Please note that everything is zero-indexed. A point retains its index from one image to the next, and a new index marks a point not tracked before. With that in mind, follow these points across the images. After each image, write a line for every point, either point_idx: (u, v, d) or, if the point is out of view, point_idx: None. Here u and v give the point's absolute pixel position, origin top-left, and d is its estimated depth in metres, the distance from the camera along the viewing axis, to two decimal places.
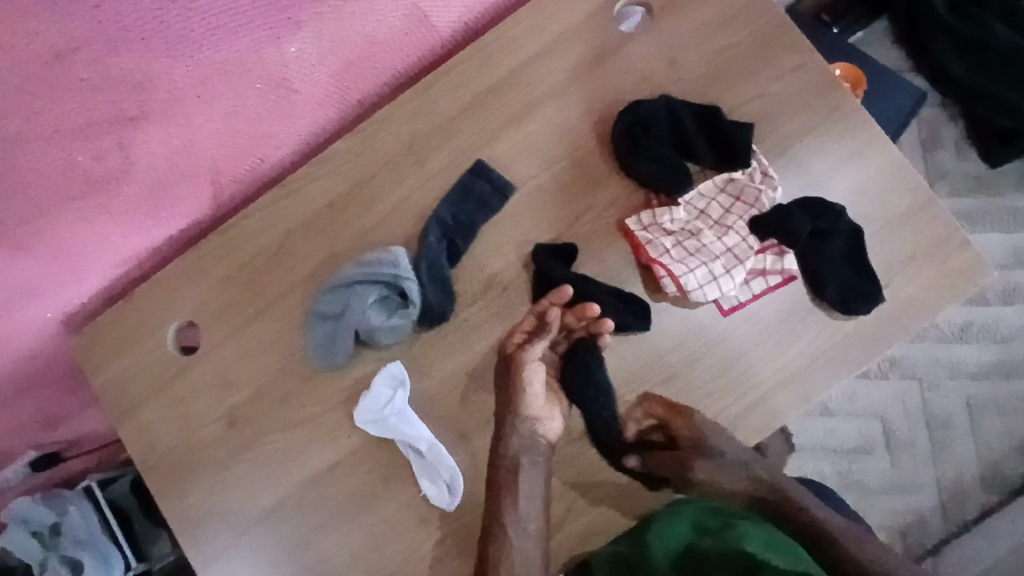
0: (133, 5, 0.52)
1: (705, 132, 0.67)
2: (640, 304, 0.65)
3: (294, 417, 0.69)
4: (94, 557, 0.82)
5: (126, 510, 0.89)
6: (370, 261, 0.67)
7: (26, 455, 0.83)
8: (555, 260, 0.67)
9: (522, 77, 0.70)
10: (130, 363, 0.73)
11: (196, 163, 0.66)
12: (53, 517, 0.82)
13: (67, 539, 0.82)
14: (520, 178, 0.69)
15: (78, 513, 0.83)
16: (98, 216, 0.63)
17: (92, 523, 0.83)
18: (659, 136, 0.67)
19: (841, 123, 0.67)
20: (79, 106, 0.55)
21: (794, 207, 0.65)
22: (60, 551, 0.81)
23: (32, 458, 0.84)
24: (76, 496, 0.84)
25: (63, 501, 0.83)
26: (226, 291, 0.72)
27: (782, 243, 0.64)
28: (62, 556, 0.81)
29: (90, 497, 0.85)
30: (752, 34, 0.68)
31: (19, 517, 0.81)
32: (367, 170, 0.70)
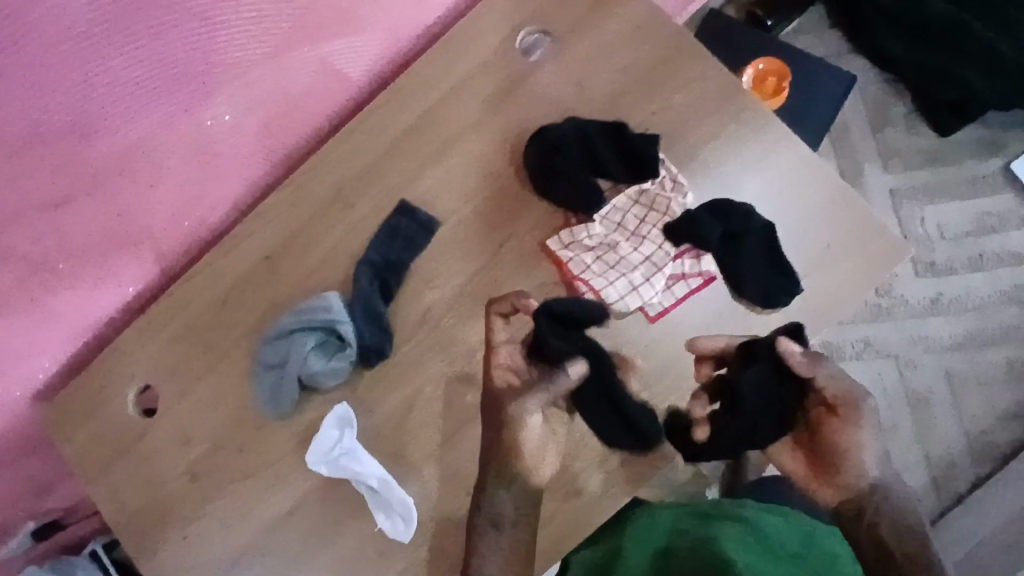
0: (45, 93, 0.56)
1: (614, 148, 0.69)
2: (653, 442, 0.65)
3: (252, 466, 0.72)
4: None
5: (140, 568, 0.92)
6: (305, 308, 0.70)
7: (27, 525, 0.88)
8: (562, 324, 0.62)
9: (437, 115, 0.72)
10: (93, 430, 0.75)
11: (133, 232, 0.70)
12: None
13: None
14: (444, 212, 0.71)
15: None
16: (48, 292, 0.68)
17: None
18: (569, 157, 0.69)
19: (746, 124, 0.69)
20: (9, 197, 0.59)
21: (703, 211, 0.66)
22: None
23: (32, 527, 0.88)
24: (82, 560, 0.87)
25: (70, 564, 0.86)
26: (176, 351, 0.74)
27: (696, 247, 0.66)
28: None
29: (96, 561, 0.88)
30: (650, 49, 0.71)
31: None
32: (299, 220, 0.73)
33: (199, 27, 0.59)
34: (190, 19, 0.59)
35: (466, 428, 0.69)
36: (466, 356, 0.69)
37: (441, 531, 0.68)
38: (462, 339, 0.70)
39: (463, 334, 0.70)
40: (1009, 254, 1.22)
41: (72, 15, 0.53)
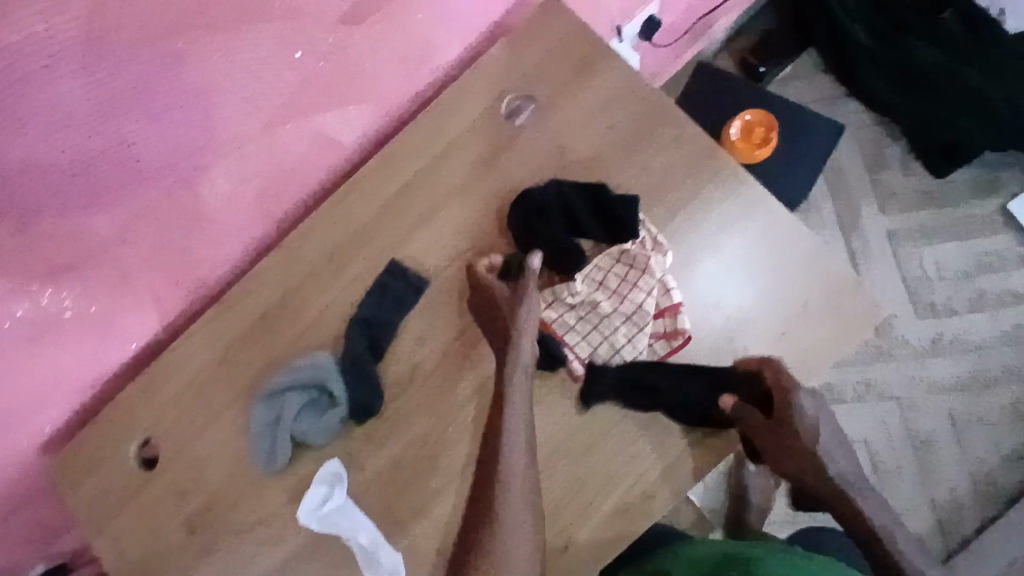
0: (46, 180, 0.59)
1: (594, 209, 0.71)
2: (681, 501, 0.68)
3: (248, 521, 0.73)
4: None
5: None
6: (297, 369, 0.73)
7: (37, 566, 0.89)
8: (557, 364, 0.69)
9: (426, 178, 0.75)
10: (99, 482, 0.78)
11: (134, 294, 0.73)
12: None
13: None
14: (433, 271, 0.74)
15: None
16: (52, 352, 0.71)
17: None
18: (552, 223, 0.71)
19: (724, 184, 0.71)
20: (11, 272, 0.62)
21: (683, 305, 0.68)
22: None
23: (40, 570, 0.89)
24: None
25: None
26: (178, 405, 0.77)
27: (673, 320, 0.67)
28: None
29: None
30: (631, 113, 0.73)
31: None
32: (295, 279, 0.76)
33: (195, 109, 0.63)
34: (187, 98, 0.62)
35: (453, 483, 0.70)
36: (453, 413, 0.71)
37: None
38: (449, 396, 0.72)
39: (451, 391, 0.72)
40: (1007, 295, 1.22)
41: (72, 107, 0.56)
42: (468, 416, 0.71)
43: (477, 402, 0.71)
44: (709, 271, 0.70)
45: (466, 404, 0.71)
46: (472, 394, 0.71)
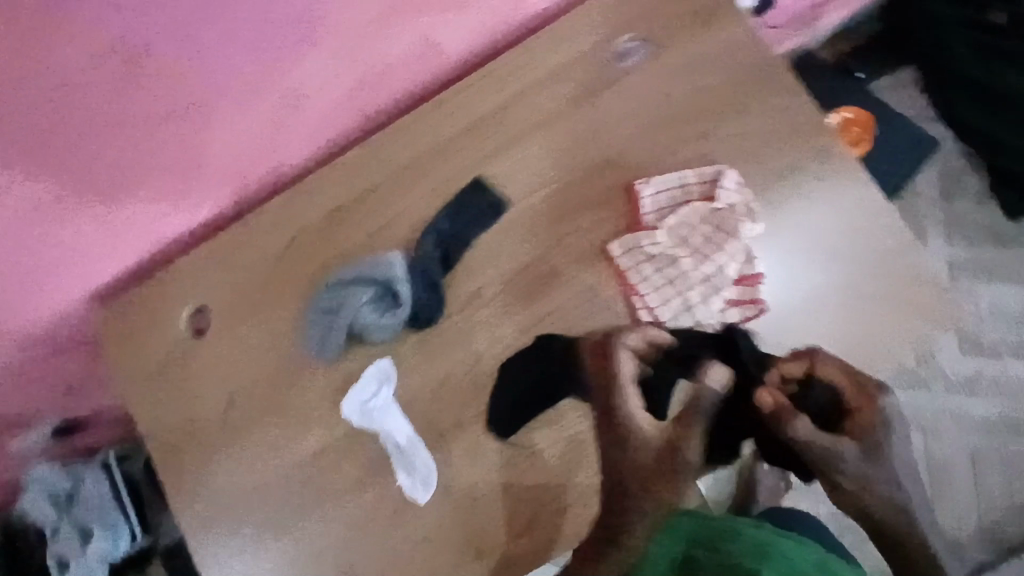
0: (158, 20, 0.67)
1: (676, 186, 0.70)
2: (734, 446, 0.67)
3: (290, 405, 0.74)
4: (101, 527, 0.99)
5: (138, 486, 1.04)
6: (369, 263, 0.72)
7: (48, 424, 0.98)
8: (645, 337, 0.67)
9: (526, 102, 0.74)
10: (144, 341, 0.78)
11: (221, 160, 0.75)
12: (68, 485, 0.98)
13: (79, 506, 0.99)
14: (516, 196, 0.72)
15: (94, 484, 0.99)
16: (129, 200, 0.74)
17: (104, 494, 1.00)
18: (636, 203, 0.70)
19: (827, 164, 0.70)
20: (128, 111, 0.69)
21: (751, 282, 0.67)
22: (70, 518, 0.98)
23: (51, 428, 0.98)
24: (95, 471, 1.00)
25: (82, 470, 1.00)
26: (238, 280, 0.77)
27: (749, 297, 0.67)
28: (71, 521, 0.98)
29: (107, 472, 1.01)
30: (742, 76, 0.72)
31: (39, 481, 0.98)
32: (373, 179, 0.75)
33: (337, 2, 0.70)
34: None
35: (500, 407, 0.69)
36: (510, 340, 0.71)
37: (456, 500, 0.69)
38: (510, 322, 0.71)
39: (512, 317, 0.71)
40: None
41: None
42: (524, 345, 0.70)
43: (536, 332, 0.70)
44: (794, 245, 0.68)
45: (524, 332, 0.70)
46: (531, 325, 0.70)
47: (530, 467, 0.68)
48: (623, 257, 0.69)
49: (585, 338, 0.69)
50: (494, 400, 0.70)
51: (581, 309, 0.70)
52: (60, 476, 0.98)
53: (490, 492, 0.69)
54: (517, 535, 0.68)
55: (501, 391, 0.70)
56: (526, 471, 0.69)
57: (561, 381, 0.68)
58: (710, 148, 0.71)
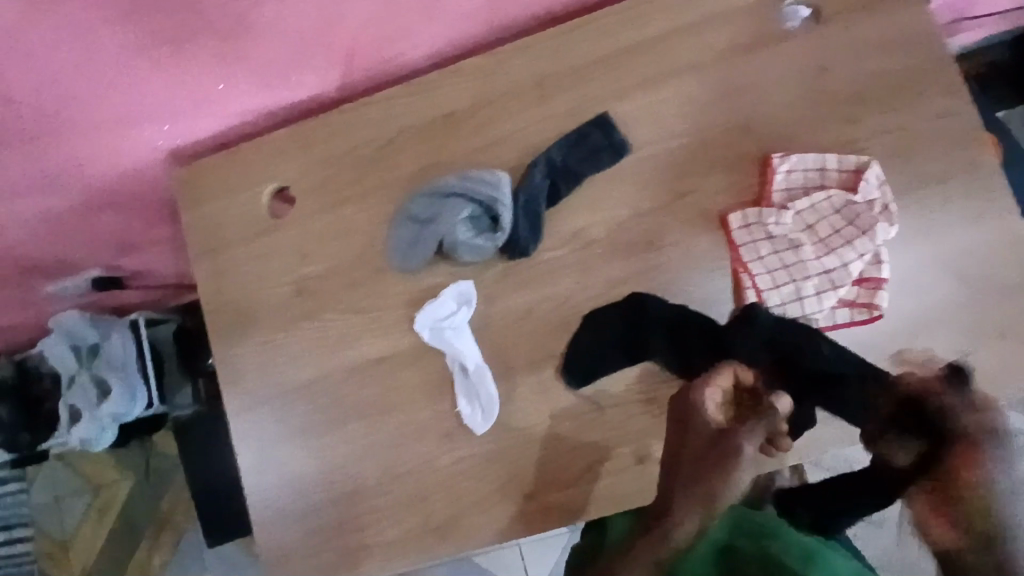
0: None
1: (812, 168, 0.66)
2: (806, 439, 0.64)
3: (358, 305, 0.71)
4: (120, 384, 0.95)
5: (163, 354, 1.03)
6: (474, 176, 0.68)
7: (92, 271, 0.97)
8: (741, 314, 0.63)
9: (671, 46, 0.69)
10: (220, 207, 0.76)
11: (339, 33, 0.68)
12: (95, 338, 0.97)
13: (103, 360, 0.96)
14: (638, 143, 0.69)
15: (120, 340, 0.97)
16: (233, 56, 0.67)
17: (129, 352, 0.97)
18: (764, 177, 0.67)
19: (979, 180, 0.65)
20: None
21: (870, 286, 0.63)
22: (91, 369, 0.96)
23: (94, 275, 0.97)
24: (122, 326, 0.98)
25: (109, 326, 0.98)
26: (329, 166, 0.74)
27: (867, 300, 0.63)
28: (92, 373, 0.96)
29: (134, 331, 0.99)
30: (914, 65, 0.66)
31: (67, 330, 0.96)
32: (492, 91, 0.71)
33: None
34: None
35: (576, 355, 0.66)
36: (600, 289, 0.68)
37: (510, 436, 0.67)
38: (604, 270, 0.68)
39: (606, 266, 0.68)
40: None
41: None
42: (614, 297, 0.67)
43: (629, 287, 0.67)
44: (921, 257, 0.64)
45: (617, 284, 0.67)
46: (626, 278, 0.67)
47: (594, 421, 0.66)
48: (739, 230, 0.66)
49: (684, 305, 0.66)
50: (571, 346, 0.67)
51: (681, 273, 0.67)
52: (89, 328, 0.96)
53: (547, 436, 0.67)
54: (565, 484, 0.66)
55: (581, 339, 0.67)
56: (588, 424, 0.66)
57: (650, 343, 0.65)
58: (856, 135, 0.66)
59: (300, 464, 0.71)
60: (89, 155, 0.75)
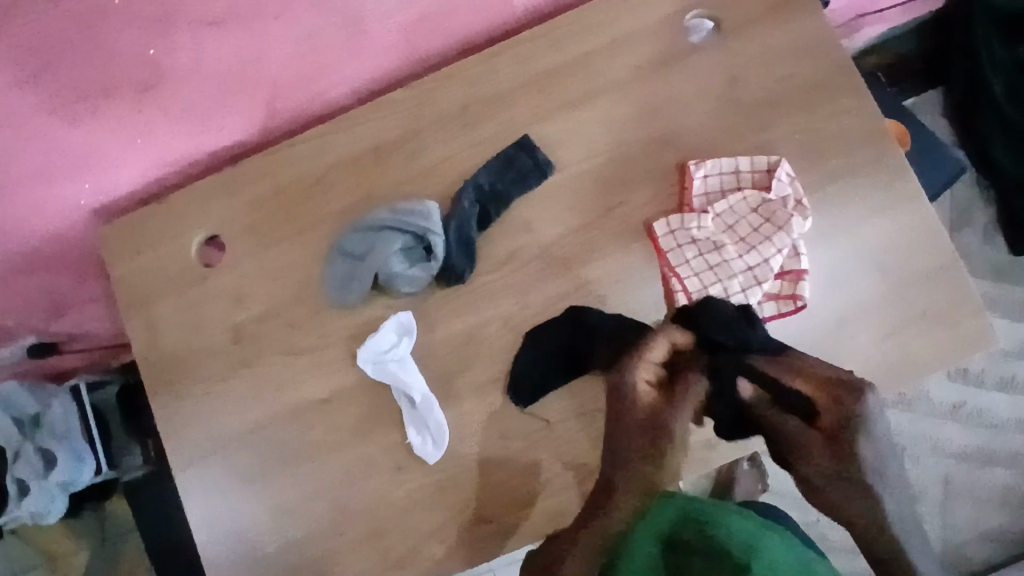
0: None
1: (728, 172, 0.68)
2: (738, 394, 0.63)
3: (300, 345, 0.71)
4: (65, 453, 0.92)
5: (108, 418, 0.99)
6: (404, 208, 0.69)
7: (26, 339, 0.93)
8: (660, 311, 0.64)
9: (586, 66, 0.72)
10: (150, 260, 0.75)
11: (258, 78, 0.69)
12: (35, 407, 0.93)
13: (45, 431, 0.92)
14: (562, 161, 0.71)
15: (61, 409, 0.93)
16: (154, 109, 0.68)
17: (71, 419, 0.93)
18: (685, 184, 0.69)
19: (883, 170, 0.68)
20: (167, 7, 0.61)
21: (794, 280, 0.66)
22: (34, 441, 0.93)
23: (28, 343, 0.94)
24: (62, 392, 0.94)
25: (50, 394, 0.94)
26: (258, 210, 0.73)
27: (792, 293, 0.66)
28: (36, 445, 0.93)
29: (75, 397, 0.95)
30: (813, 68, 0.70)
31: (5, 401, 0.92)
32: (416, 123, 0.72)
33: None
34: None
35: (521, 376, 0.67)
36: (539, 307, 0.69)
37: (463, 461, 0.67)
38: (541, 288, 0.69)
39: (543, 284, 0.69)
40: None
41: None
42: (552, 313, 0.69)
43: (567, 302, 0.69)
44: (838, 248, 0.68)
45: (554, 301, 0.69)
46: (563, 294, 0.69)
47: (545, 437, 0.67)
48: (665, 237, 0.68)
49: (620, 314, 0.67)
50: (514, 366, 0.68)
51: (614, 284, 0.68)
52: (30, 398, 0.93)
53: (500, 458, 0.67)
54: (522, 504, 0.66)
55: (524, 359, 0.67)
56: (539, 440, 0.67)
57: (591, 354, 0.65)
58: (766, 137, 0.69)
59: (250, 513, 0.70)
60: (12, 220, 0.74)
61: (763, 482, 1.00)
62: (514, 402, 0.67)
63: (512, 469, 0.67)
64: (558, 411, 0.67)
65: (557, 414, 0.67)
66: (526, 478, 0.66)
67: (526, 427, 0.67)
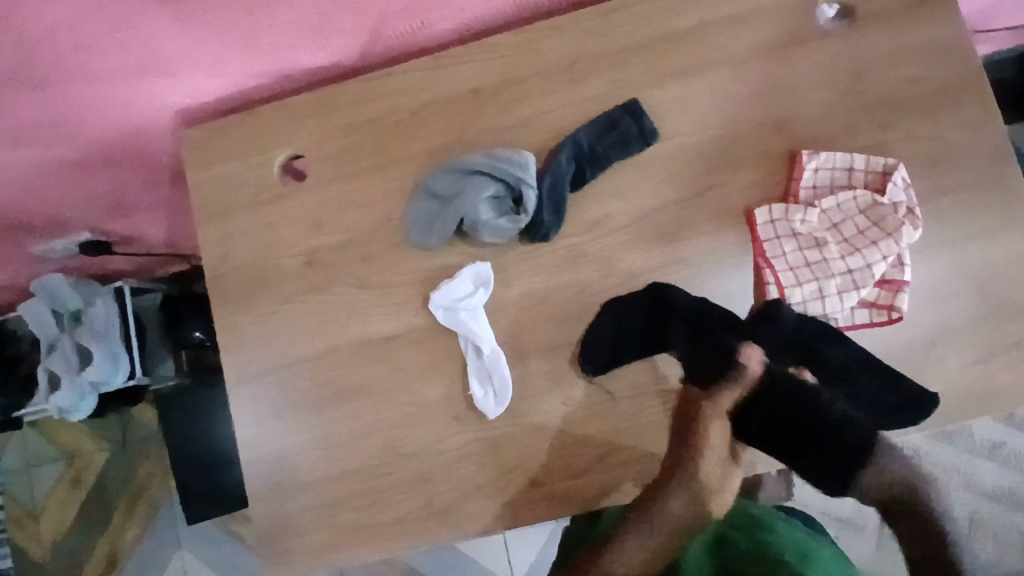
0: None
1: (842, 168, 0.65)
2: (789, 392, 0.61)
3: (372, 280, 0.70)
4: (101, 352, 0.92)
5: (145, 323, 1.04)
6: (500, 156, 0.67)
7: (82, 234, 0.94)
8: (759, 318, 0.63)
9: (708, 36, 0.68)
10: (230, 171, 0.73)
11: (370, 3, 0.66)
12: (77, 303, 0.94)
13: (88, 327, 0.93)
14: (667, 132, 0.68)
15: (103, 308, 0.95)
16: (262, 17, 0.65)
17: (112, 321, 0.95)
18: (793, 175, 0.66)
19: (1006, 192, 0.65)
20: None
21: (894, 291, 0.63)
22: (73, 336, 0.93)
23: (84, 239, 0.94)
24: (105, 293, 0.96)
25: (92, 292, 0.95)
26: (346, 135, 0.71)
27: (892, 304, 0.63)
28: (75, 342, 0.93)
29: (118, 299, 0.97)
30: (947, 74, 0.66)
31: (47, 292, 0.93)
32: (523, 71, 0.70)
33: None
34: None
35: (592, 345, 0.65)
36: (620, 279, 0.67)
37: (522, 421, 0.66)
38: (624, 260, 0.67)
39: (628, 257, 0.67)
40: None
41: None
42: (633, 287, 0.67)
43: (650, 278, 0.66)
44: (945, 263, 0.65)
45: (637, 274, 0.67)
46: (648, 270, 0.67)
47: (608, 411, 0.65)
48: (764, 227, 0.65)
49: (705, 297, 0.65)
50: (585, 333, 0.66)
51: (703, 266, 0.66)
52: (73, 292, 0.93)
53: (559, 424, 0.66)
54: (575, 472, 0.65)
55: (598, 330, 0.66)
56: (602, 413, 0.65)
57: (673, 333, 0.64)
58: (886, 139, 0.66)
59: (299, 440, 0.69)
60: (97, 109, 0.72)
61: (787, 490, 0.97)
62: (583, 370, 0.66)
63: (570, 436, 0.65)
64: (626, 385, 0.65)
65: (625, 388, 0.65)
66: (584, 447, 0.65)
67: (589, 397, 0.66)
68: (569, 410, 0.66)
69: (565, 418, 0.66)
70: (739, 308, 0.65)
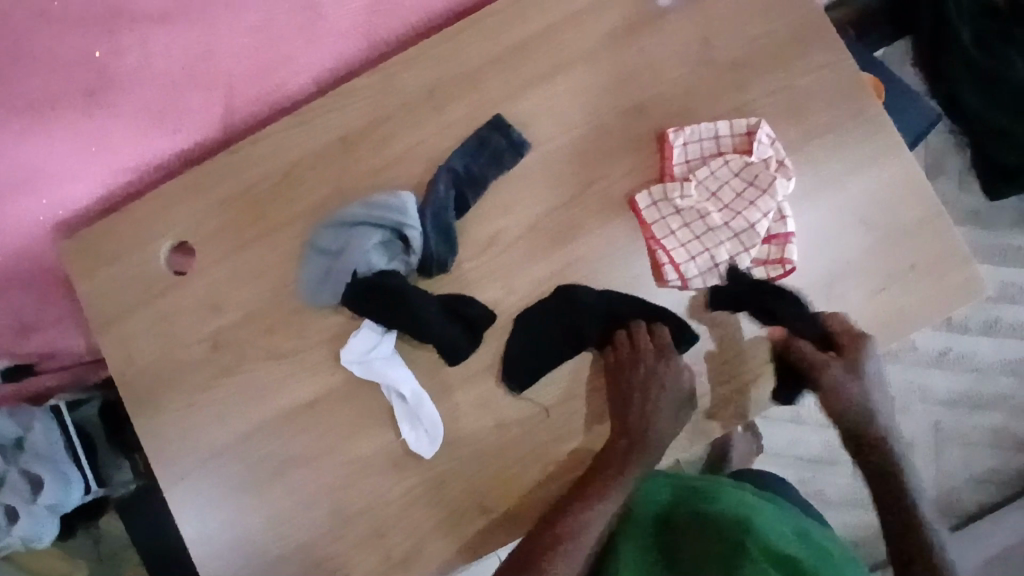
0: None
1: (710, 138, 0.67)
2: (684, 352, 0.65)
3: (282, 349, 0.69)
4: (53, 474, 0.83)
5: (91, 437, 0.91)
6: (378, 202, 0.66)
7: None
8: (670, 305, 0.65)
9: (557, 37, 0.69)
10: (116, 273, 0.71)
11: (211, 74, 0.68)
12: (16, 432, 0.82)
13: (29, 455, 0.82)
14: (538, 139, 0.69)
15: (42, 430, 0.83)
16: (105, 110, 0.67)
17: (57, 442, 0.85)
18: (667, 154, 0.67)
19: (867, 125, 0.67)
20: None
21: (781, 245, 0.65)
22: (20, 463, 0.82)
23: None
24: (41, 412, 0.84)
25: (28, 416, 0.83)
26: (224, 210, 0.70)
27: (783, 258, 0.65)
28: (22, 469, 0.82)
29: (57, 418, 0.86)
30: (789, 25, 0.68)
31: None
32: (386, 109, 0.69)
33: None
34: None
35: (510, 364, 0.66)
36: (524, 292, 0.67)
37: (459, 454, 0.66)
38: (524, 274, 0.67)
39: (526, 269, 0.67)
40: None
41: None
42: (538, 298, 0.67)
43: (552, 285, 0.67)
44: (825, 207, 0.67)
45: (539, 284, 0.67)
46: (548, 278, 0.67)
47: (541, 423, 0.66)
48: (649, 211, 0.66)
49: (609, 291, 0.66)
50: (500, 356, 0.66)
51: (600, 261, 0.67)
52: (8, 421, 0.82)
53: (496, 448, 0.66)
54: (522, 491, 0.65)
55: (513, 349, 0.66)
56: (535, 426, 0.66)
57: (586, 333, 0.65)
58: (746, 100, 0.68)
59: (245, 526, 0.68)
60: None
61: (757, 443, 1.01)
62: (507, 390, 0.66)
63: (510, 457, 0.65)
64: (552, 394, 0.66)
65: (552, 397, 0.66)
66: (525, 464, 0.65)
67: (519, 414, 0.66)
68: (503, 432, 0.66)
69: (501, 441, 0.66)
70: (644, 294, 0.66)
